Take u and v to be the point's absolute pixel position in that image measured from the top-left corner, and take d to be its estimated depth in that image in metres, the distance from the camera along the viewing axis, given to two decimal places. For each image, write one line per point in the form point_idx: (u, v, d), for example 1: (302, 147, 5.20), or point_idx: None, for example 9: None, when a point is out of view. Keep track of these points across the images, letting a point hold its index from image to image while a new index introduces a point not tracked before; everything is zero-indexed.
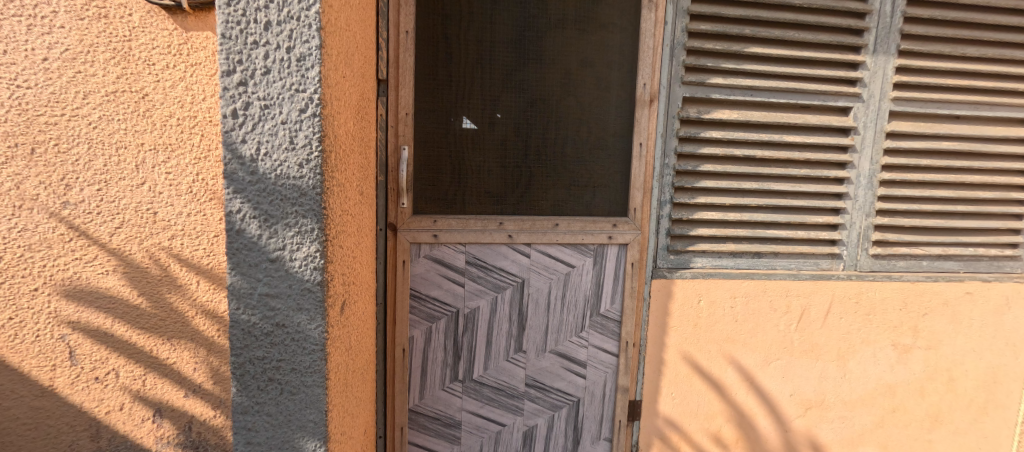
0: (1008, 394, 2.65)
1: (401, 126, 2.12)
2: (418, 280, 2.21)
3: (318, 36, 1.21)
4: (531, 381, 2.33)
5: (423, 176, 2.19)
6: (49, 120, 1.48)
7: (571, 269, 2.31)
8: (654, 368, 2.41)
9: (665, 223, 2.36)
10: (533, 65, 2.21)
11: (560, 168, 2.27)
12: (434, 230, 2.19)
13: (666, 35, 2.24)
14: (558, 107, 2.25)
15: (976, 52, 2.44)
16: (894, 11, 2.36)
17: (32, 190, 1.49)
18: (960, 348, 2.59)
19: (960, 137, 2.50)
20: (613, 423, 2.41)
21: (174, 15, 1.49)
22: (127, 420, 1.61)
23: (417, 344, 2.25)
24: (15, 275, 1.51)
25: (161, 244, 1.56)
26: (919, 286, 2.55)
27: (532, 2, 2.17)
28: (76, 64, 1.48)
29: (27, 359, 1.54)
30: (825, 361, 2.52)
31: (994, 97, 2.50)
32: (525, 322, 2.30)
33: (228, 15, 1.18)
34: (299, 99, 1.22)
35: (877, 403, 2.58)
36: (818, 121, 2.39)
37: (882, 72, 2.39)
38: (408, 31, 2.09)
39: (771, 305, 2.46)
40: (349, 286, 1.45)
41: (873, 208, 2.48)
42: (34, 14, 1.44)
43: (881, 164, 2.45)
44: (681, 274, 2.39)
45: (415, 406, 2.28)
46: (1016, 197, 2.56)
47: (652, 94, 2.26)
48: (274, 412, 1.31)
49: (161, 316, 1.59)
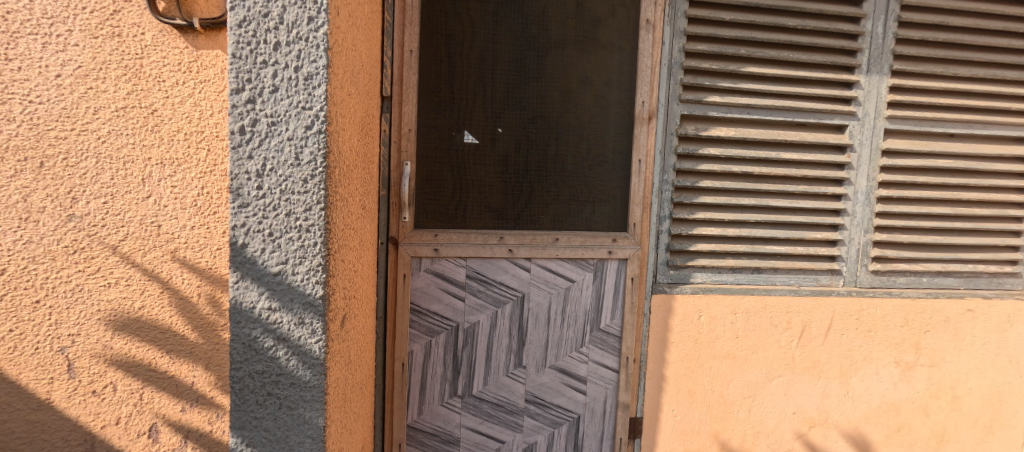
0: (1014, 413, 2.63)
1: (403, 142, 2.16)
2: (418, 294, 2.22)
3: (325, 56, 1.24)
4: (530, 397, 2.33)
5: (424, 191, 2.21)
6: (59, 134, 1.50)
7: (571, 284, 2.32)
8: (654, 385, 2.41)
9: (664, 239, 2.38)
10: (533, 83, 2.25)
11: (559, 183, 2.30)
12: (435, 244, 2.21)
13: (665, 55, 2.28)
14: (558, 124, 2.28)
15: (969, 72, 2.48)
16: (887, 33, 2.41)
17: (38, 204, 1.51)
18: (963, 366, 2.59)
19: (955, 155, 2.53)
20: (614, 441, 2.40)
21: (185, 35, 1.52)
22: (122, 435, 1.60)
23: (416, 359, 2.25)
24: (18, 287, 1.52)
25: (164, 257, 1.57)
26: (919, 302, 2.55)
27: (533, 23, 2.22)
28: (87, 81, 1.51)
29: (26, 372, 1.54)
30: (826, 379, 2.51)
31: (987, 116, 2.54)
32: (525, 337, 2.30)
33: (239, 36, 1.22)
34: (305, 117, 1.25)
35: (881, 423, 2.56)
36: (814, 139, 2.42)
37: (876, 91, 2.43)
38: (413, 50, 2.13)
39: (771, 321, 2.46)
40: (349, 300, 1.46)
41: (871, 224, 2.50)
42: (50, 33, 1.48)
43: (877, 180, 2.48)
44: (681, 289, 2.40)
45: (413, 422, 2.27)
46: (1012, 213, 2.58)
47: (651, 111, 2.30)
48: (272, 427, 1.32)
49: (161, 329, 1.59)
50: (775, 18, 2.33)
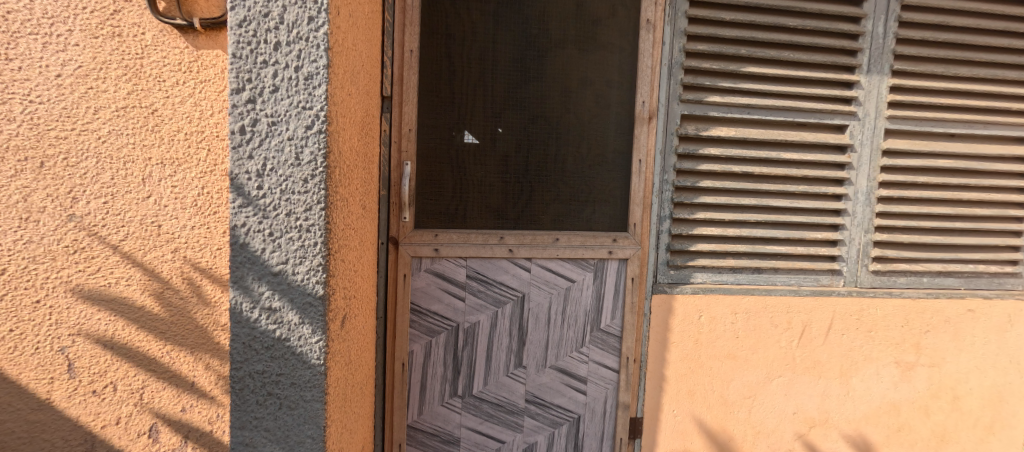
0: (1014, 413, 2.63)
1: (404, 141, 2.16)
2: (418, 294, 2.22)
3: (325, 56, 1.24)
4: (531, 397, 2.33)
5: (424, 191, 2.21)
6: (59, 134, 1.50)
7: (571, 284, 2.32)
8: (654, 385, 2.41)
9: (665, 239, 2.37)
10: (533, 83, 2.25)
11: (559, 183, 2.30)
12: (436, 244, 2.21)
13: (665, 55, 2.28)
14: (558, 124, 2.28)
15: (969, 72, 2.47)
16: (887, 33, 2.40)
17: (39, 203, 1.51)
18: (963, 366, 2.58)
19: (956, 156, 2.53)
20: (614, 441, 2.40)
21: (185, 35, 1.52)
22: (122, 435, 1.60)
23: (416, 359, 2.25)
24: (18, 287, 1.52)
25: (165, 257, 1.57)
26: (919, 302, 2.55)
27: (533, 23, 2.22)
28: (88, 81, 1.51)
29: (26, 372, 1.54)
30: (827, 379, 2.51)
31: (988, 116, 2.54)
32: (525, 337, 2.30)
33: (240, 36, 1.22)
34: (306, 117, 1.25)
35: (881, 423, 2.56)
36: (815, 139, 2.42)
37: (876, 91, 2.43)
38: (413, 50, 2.13)
39: (772, 321, 2.46)
40: (349, 301, 1.46)
41: (872, 224, 2.50)
42: (50, 32, 1.48)
43: (878, 180, 2.47)
44: (682, 289, 2.40)
45: (414, 422, 2.27)
46: (1013, 213, 2.58)
47: (652, 111, 2.30)
48: (272, 427, 1.32)
49: (161, 329, 1.59)
50: (775, 18, 2.33)
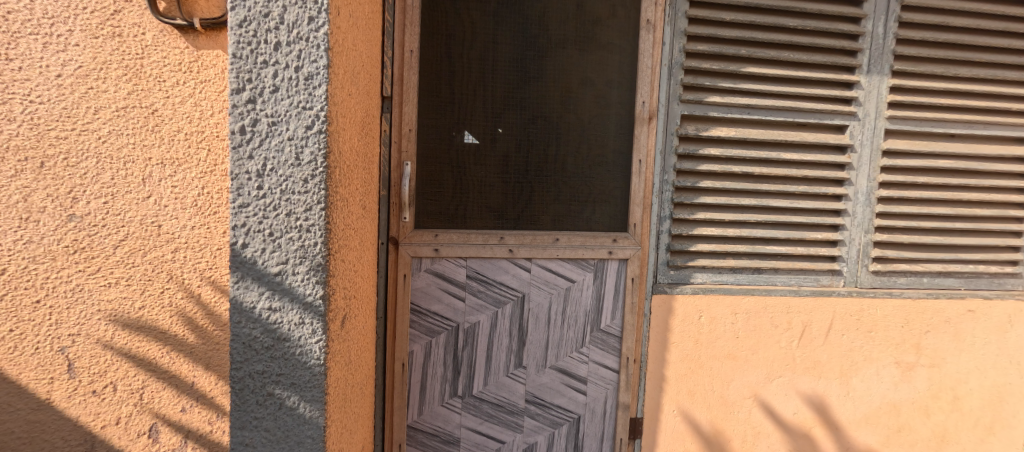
0: (1014, 413, 2.63)
1: (404, 141, 2.16)
2: (418, 294, 2.22)
3: (325, 57, 1.24)
4: (531, 397, 2.33)
5: (424, 191, 2.21)
6: (60, 134, 1.51)
7: (571, 284, 2.32)
8: (654, 385, 2.41)
9: (665, 239, 2.37)
10: (533, 83, 2.25)
11: (559, 183, 2.30)
12: (435, 244, 2.21)
13: (665, 55, 2.28)
14: (558, 124, 2.28)
15: (969, 72, 2.48)
16: (887, 33, 2.41)
17: (39, 203, 1.51)
18: (964, 367, 2.58)
19: (956, 156, 2.53)
20: (614, 441, 2.40)
21: (186, 35, 1.52)
22: (122, 435, 1.59)
23: (416, 359, 2.25)
24: (18, 287, 1.51)
25: (165, 257, 1.57)
26: (920, 303, 2.55)
27: (533, 23, 2.22)
28: (88, 81, 1.51)
29: (26, 372, 1.54)
30: (827, 379, 2.51)
31: (988, 117, 2.54)
32: (525, 337, 2.30)
33: (240, 36, 1.22)
34: (306, 117, 1.25)
35: (882, 423, 2.56)
36: (815, 139, 2.42)
37: (876, 92, 2.43)
38: (414, 50, 2.13)
39: (772, 321, 2.46)
40: (349, 301, 1.46)
41: (872, 224, 2.50)
42: (50, 32, 1.48)
43: (878, 181, 2.47)
44: (682, 289, 2.40)
45: (414, 423, 2.27)
46: (1013, 214, 2.58)
47: (652, 111, 2.30)
48: (272, 427, 1.32)
49: (161, 329, 1.59)
50: (775, 18, 2.33)
